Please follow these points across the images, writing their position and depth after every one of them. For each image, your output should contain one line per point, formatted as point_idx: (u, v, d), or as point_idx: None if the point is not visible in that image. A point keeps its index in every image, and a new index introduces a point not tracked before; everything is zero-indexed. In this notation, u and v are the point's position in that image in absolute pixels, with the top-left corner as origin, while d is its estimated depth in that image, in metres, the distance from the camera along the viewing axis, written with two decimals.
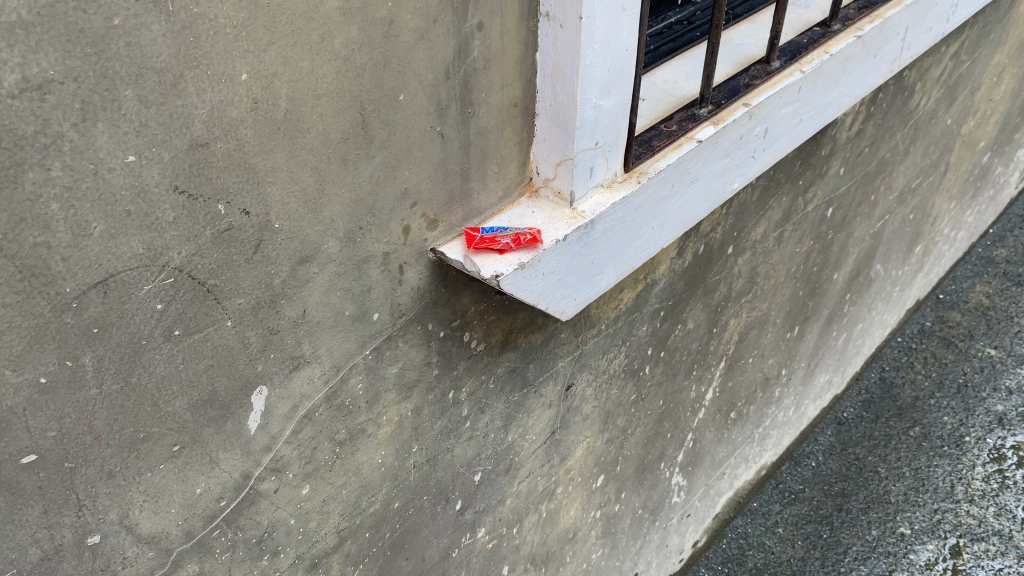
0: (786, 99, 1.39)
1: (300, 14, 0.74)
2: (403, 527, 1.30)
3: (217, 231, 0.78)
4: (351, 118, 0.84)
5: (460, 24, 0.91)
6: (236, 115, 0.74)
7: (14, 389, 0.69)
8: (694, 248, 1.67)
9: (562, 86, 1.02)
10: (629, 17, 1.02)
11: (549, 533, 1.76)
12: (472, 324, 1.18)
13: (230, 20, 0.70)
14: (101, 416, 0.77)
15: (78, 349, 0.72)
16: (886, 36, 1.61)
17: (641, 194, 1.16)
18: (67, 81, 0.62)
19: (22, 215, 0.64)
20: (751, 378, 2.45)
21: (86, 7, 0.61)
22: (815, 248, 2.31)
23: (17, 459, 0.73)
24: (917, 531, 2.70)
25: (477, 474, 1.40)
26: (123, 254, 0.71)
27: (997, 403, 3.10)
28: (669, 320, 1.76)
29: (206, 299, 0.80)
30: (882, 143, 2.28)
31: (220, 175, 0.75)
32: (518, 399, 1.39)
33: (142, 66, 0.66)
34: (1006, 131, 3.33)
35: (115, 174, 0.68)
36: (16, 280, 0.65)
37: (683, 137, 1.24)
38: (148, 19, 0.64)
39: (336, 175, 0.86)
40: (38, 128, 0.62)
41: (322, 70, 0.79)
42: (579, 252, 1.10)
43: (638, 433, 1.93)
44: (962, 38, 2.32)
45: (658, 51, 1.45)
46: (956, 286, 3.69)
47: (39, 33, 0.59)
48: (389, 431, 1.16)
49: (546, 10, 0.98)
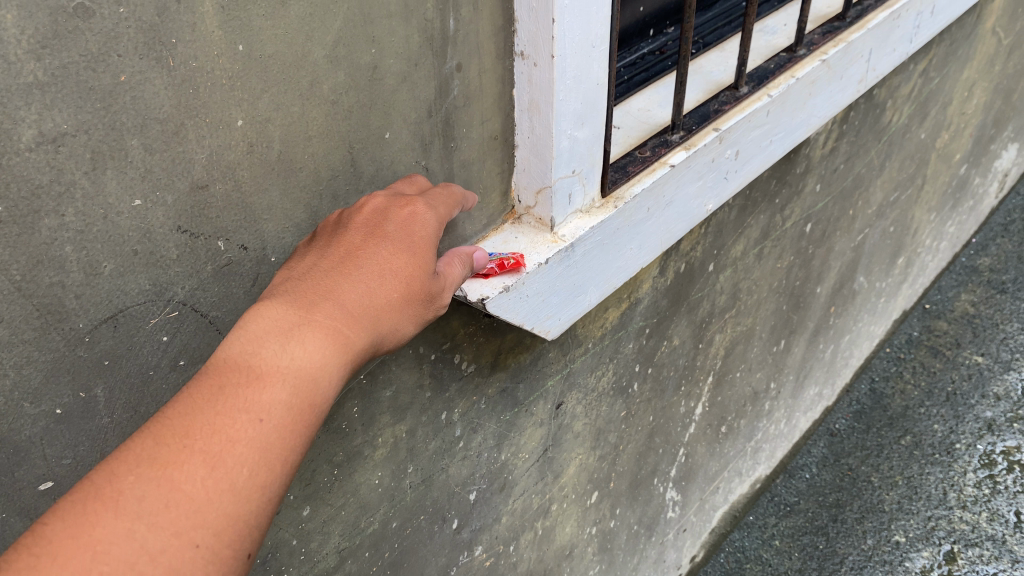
0: (754, 122, 1.45)
1: (290, 64, 0.80)
2: (400, 546, 1.35)
3: (218, 266, 0.83)
4: (341, 156, 0.90)
5: (440, 66, 0.97)
6: (233, 158, 0.80)
7: (31, 420, 0.74)
8: (676, 266, 1.73)
9: (538, 120, 1.09)
10: (599, 53, 1.09)
11: (545, 549, 1.80)
12: (463, 346, 1.24)
13: (226, 72, 0.75)
14: (112, 444, 0.82)
15: (90, 381, 0.77)
16: (850, 58, 1.68)
17: (618, 218, 1.22)
18: (79, 134, 0.68)
19: (39, 257, 0.69)
20: (739, 393, 2.51)
21: (96, 66, 0.66)
22: (796, 263, 2.37)
23: (35, 486, 0.78)
24: (911, 539, 2.75)
25: (472, 493, 1.45)
26: (131, 290, 0.77)
27: (985, 410, 3.16)
28: (655, 336, 1.81)
29: (209, 330, 0.86)
30: (857, 159, 2.35)
31: (219, 215, 0.81)
32: (509, 418, 1.44)
33: (145, 117, 0.71)
34: (981, 142, 3.41)
35: (122, 218, 0.73)
36: (33, 317, 0.70)
37: (657, 163, 1.30)
38: (152, 75, 0.70)
39: (327, 210, 0.92)
40: (52, 178, 0.67)
41: (312, 114, 0.85)
42: (561, 273, 1.15)
43: (630, 449, 1.98)
44: (931, 54, 2.40)
45: (632, 81, 1.52)
46: (942, 295, 3.75)
47: (53, 92, 0.65)
48: (385, 452, 1.21)
49: (521, 50, 1.05)
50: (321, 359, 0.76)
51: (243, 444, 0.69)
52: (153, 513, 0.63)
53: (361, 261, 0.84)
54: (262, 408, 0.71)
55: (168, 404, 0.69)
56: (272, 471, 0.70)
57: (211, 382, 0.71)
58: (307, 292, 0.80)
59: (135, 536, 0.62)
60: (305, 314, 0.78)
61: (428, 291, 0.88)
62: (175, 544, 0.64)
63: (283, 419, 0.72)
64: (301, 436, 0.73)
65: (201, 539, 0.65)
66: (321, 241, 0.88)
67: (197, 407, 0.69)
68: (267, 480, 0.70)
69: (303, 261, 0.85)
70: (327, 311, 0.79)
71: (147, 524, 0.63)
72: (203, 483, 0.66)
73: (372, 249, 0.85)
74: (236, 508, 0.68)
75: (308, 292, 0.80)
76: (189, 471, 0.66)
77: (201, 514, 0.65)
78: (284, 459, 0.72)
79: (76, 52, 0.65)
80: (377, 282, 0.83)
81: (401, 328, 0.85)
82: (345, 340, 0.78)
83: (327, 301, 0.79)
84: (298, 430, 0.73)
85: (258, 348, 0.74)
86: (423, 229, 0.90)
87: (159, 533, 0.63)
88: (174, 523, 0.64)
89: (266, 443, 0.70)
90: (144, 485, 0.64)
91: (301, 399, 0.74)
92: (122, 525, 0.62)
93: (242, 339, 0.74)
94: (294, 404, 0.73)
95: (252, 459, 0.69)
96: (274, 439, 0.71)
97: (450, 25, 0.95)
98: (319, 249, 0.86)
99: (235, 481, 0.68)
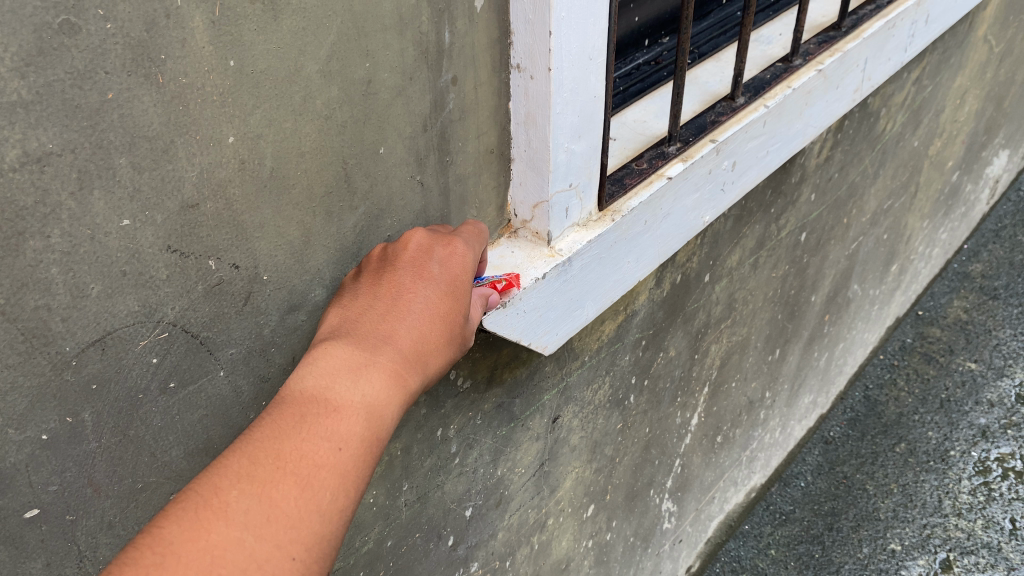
0: (751, 133, 1.44)
1: (282, 79, 0.78)
2: (396, 564, 1.33)
3: (208, 286, 0.81)
4: (334, 172, 0.88)
5: (435, 79, 0.95)
6: (224, 175, 0.78)
7: (17, 447, 0.72)
8: (673, 277, 1.72)
9: (535, 133, 1.07)
10: (597, 66, 1.07)
11: (541, 564, 1.78)
12: (458, 363, 1.22)
13: (216, 88, 0.74)
14: (100, 469, 0.80)
15: (78, 406, 0.75)
16: (846, 68, 1.67)
17: (615, 231, 1.21)
18: (64, 153, 0.66)
19: (24, 280, 0.67)
20: (735, 403, 2.50)
21: (82, 84, 0.65)
22: (791, 272, 2.36)
23: (20, 514, 0.75)
24: (907, 547, 2.73)
25: (468, 509, 1.43)
26: (120, 312, 0.75)
27: (979, 416, 3.15)
28: (651, 348, 1.80)
29: (199, 351, 0.84)
30: (851, 167, 2.35)
31: (210, 233, 0.79)
32: (505, 433, 1.42)
33: (134, 135, 0.69)
34: (973, 149, 3.42)
35: (110, 238, 0.71)
36: (18, 342, 0.68)
37: (654, 175, 1.28)
38: (141, 91, 0.68)
39: (321, 227, 0.90)
40: (37, 199, 0.65)
41: (304, 129, 0.83)
42: (558, 288, 1.14)
43: (626, 461, 1.96)
44: (924, 62, 2.40)
45: (627, 92, 1.51)
46: (934, 301, 3.75)
47: (38, 110, 0.63)
48: (380, 471, 1.19)
49: (517, 62, 1.03)
50: (385, 396, 0.78)
51: (328, 468, 0.70)
52: (256, 524, 0.65)
53: (412, 302, 0.86)
54: (341, 437, 0.73)
55: (256, 429, 0.71)
56: (352, 495, 0.72)
57: (292, 411, 0.73)
58: (366, 333, 0.82)
59: (244, 547, 0.64)
60: (368, 353, 0.80)
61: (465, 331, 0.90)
62: (276, 557, 0.65)
63: (359, 448, 0.74)
64: (372, 465, 0.75)
65: (295, 554, 0.66)
66: (370, 280, 0.90)
67: (283, 433, 0.71)
68: (348, 505, 0.71)
69: (356, 301, 0.87)
70: (389, 350, 0.81)
71: (253, 535, 0.64)
72: (297, 502, 0.67)
73: (423, 287, 0.87)
74: (325, 527, 0.69)
75: (366, 334, 0.82)
76: (283, 491, 0.67)
77: (296, 530, 0.67)
78: (361, 485, 0.73)
79: (62, 69, 0.63)
80: (428, 323, 0.85)
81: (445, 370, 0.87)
82: (404, 378, 0.80)
83: (388, 340, 0.82)
84: (371, 459, 0.75)
85: (332, 382, 0.76)
86: (465, 267, 0.93)
87: (264, 545, 0.65)
88: (274, 537, 0.65)
89: (346, 469, 0.72)
90: (247, 499, 0.65)
91: (371, 432, 0.75)
92: (230, 535, 0.63)
93: (314, 376, 0.76)
94: (367, 436, 0.75)
95: (337, 483, 0.70)
96: (354, 465, 0.72)
97: (445, 38, 0.94)
98: (370, 287, 0.88)
99: (323, 502, 0.69)
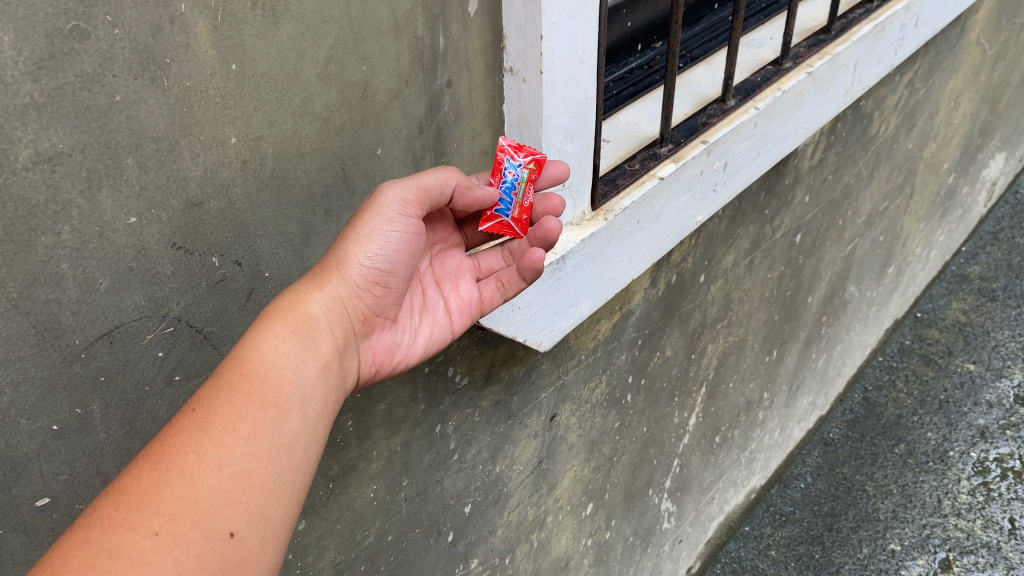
0: (742, 134, 1.47)
1: (282, 82, 0.81)
2: (397, 559, 1.36)
3: (213, 282, 0.84)
4: (333, 172, 0.92)
5: (430, 82, 0.98)
6: (227, 175, 0.81)
7: (28, 436, 0.75)
8: (667, 278, 1.75)
9: (528, 133, 1.10)
10: (587, 69, 1.10)
11: (541, 562, 1.81)
12: (456, 359, 1.25)
13: (220, 91, 0.77)
14: (109, 460, 0.83)
15: (87, 398, 0.78)
16: (836, 71, 1.70)
17: (608, 229, 1.23)
18: (74, 153, 0.69)
19: (36, 274, 0.70)
20: (733, 404, 2.52)
21: (91, 87, 0.68)
22: (787, 273, 2.39)
23: (32, 502, 0.78)
24: (907, 547, 2.75)
25: (466, 506, 1.46)
26: (127, 306, 0.78)
27: (977, 417, 3.16)
28: (647, 347, 1.82)
29: (203, 345, 0.87)
30: (845, 169, 2.37)
31: (213, 231, 0.82)
32: (503, 431, 1.44)
33: (141, 136, 0.72)
34: (969, 151, 3.44)
35: (118, 235, 0.74)
36: (30, 335, 0.71)
37: (646, 175, 1.31)
38: (146, 94, 0.71)
39: (320, 225, 0.93)
40: (49, 197, 0.68)
41: (304, 131, 0.86)
42: (552, 285, 1.17)
43: (625, 459, 1.99)
44: (916, 65, 2.42)
45: (621, 95, 1.53)
46: (933, 303, 3.78)
47: (49, 112, 0.66)
48: (380, 466, 1.21)
49: (510, 66, 1.06)
50: (244, 335, 0.83)
51: (178, 434, 0.74)
52: (104, 518, 0.67)
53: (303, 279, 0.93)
54: (195, 401, 0.78)
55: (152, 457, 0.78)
56: (222, 447, 0.75)
57: None
58: None
59: (90, 541, 0.66)
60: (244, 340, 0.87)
61: (352, 221, 0.91)
62: (132, 539, 0.67)
63: (214, 400, 0.77)
64: (252, 406, 0.79)
65: (160, 528, 0.68)
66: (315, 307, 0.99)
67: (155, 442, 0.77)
68: (222, 461, 0.74)
69: None
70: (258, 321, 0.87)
71: (101, 530, 0.66)
72: (149, 480, 0.70)
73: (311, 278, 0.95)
74: (194, 488, 0.72)
75: None
76: (133, 474, 0.71)
77: (153, 504, 0.69)
78: (235, 431, 0.76)
79: (72, 73, 0.66)
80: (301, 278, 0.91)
81: (333, 267, 0.89)
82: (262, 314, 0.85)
83: None
84: (240, 402, 0.78)
85: None
86: None
87: (114, 533, 0.66)
88: (128, 520, 0.67)
89: (203, 425, 0.75)
90: (96, 505, 0.69)
91: (231, 371, 0.80)
92: (79, 536, 0.66)
93: None
94: (224, 381, 0.79)
95: (190, 441, 0.74)
96: (211, 417, 0.76)
97: (439, 42, 0.97)
98: None
99: (180, 465, 0.72)
